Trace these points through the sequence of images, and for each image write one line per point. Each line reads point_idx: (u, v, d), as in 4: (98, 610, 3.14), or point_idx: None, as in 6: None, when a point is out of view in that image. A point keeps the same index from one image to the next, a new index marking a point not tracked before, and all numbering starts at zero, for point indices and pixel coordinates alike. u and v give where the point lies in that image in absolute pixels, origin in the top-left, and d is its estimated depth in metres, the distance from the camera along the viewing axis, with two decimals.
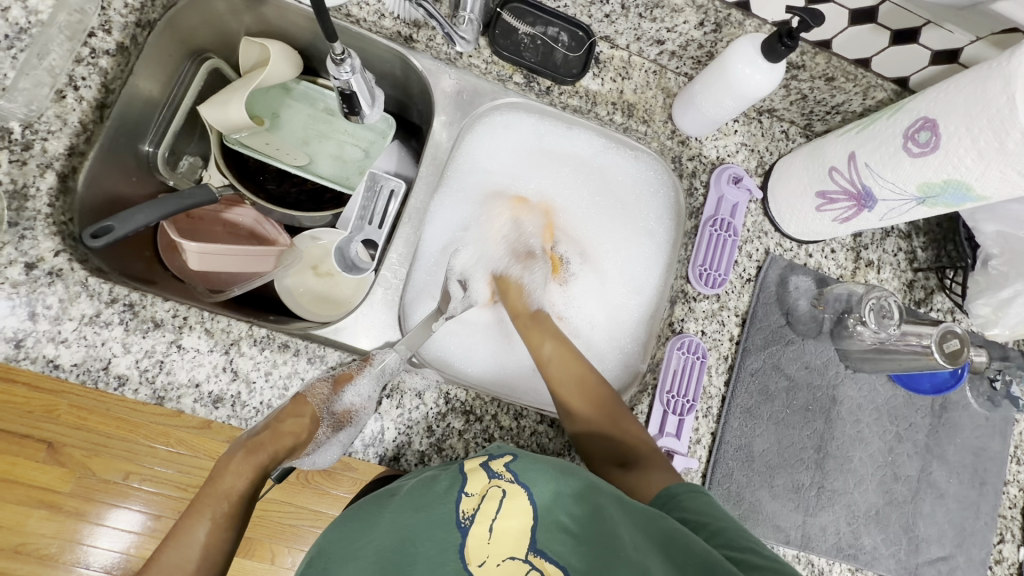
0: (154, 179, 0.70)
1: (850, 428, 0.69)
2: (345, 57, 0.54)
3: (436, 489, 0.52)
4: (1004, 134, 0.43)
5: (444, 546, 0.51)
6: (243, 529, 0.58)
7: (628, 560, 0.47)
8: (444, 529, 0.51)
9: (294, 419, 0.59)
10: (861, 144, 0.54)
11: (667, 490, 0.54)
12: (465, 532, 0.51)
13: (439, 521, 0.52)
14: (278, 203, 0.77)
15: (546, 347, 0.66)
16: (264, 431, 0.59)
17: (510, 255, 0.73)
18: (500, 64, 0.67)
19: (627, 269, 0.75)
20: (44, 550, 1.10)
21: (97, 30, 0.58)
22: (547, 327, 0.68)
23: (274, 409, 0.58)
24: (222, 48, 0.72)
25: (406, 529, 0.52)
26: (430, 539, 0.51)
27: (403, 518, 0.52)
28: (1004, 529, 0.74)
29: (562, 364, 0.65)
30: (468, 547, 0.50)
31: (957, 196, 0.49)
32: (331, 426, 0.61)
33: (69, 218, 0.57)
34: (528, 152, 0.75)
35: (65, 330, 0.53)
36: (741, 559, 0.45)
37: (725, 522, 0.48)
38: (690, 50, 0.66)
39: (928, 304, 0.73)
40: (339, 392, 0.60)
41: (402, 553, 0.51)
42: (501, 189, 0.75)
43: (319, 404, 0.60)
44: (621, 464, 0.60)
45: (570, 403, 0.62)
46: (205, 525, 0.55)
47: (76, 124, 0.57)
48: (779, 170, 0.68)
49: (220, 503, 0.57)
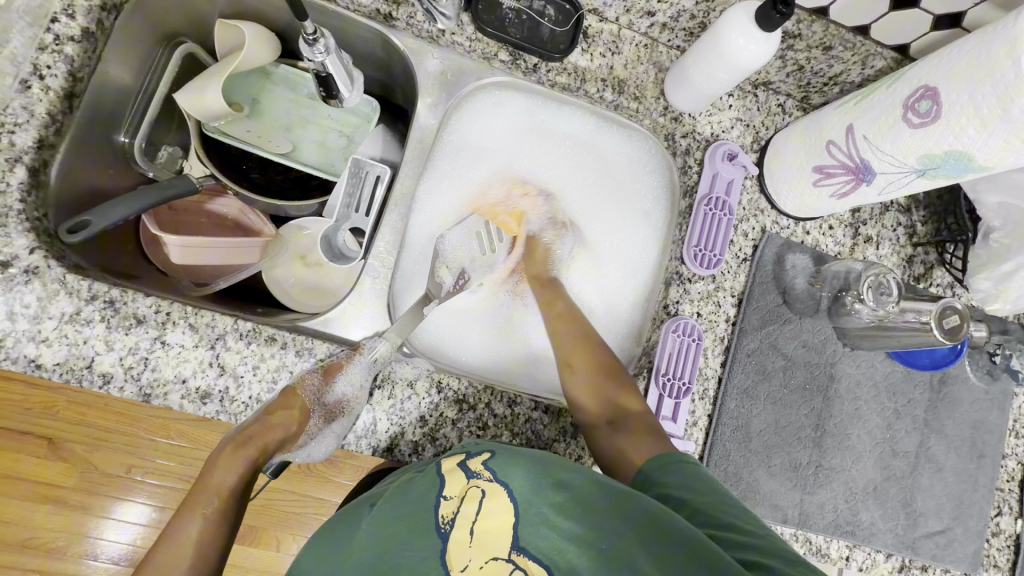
0: (133, 171, 0.68)
1: (848, 405, 0.68)
2: (318, 37, 0.52)
3: (416, 492, 0.50)
4: (1008, 100, 0.41)
5: (426, 553, 0.47)
6: (238, 522, 0.58)
7: (613, 546, 0.45)
8: (423, 535, 0.48)
9: (282, 412, 0.58)
10: (859, 115, 0.53)
11: (641, 473, 0.54)
12: (445, 538, 0.47)
13: (418, 526, 0.49)
14: (263, 191, 0.75)
15: (559, 304, 0.67)
16: (253, 423, 0.57)
17: (546, 220, 0.73)
18: (485, 41, 0.65)
19: (622, 250, 0.73)
20: (52, 543, 1.10)
21: (60, 16, 0.55)
22: (563, 292, 0.69)
23: (263, 403, 0.57)
24: (195, 31, 0.70)
25: (384, 539, 0.49)
26: (411, 547, 0.47)
27: (382, 525, 0.50)
28: (1002, 502, 0.74)
29: (559, 326, 0.66)
30: (448, 554, 0.46)
31: (959, 167, 0.47)
32: (323, 418, 0.60)
33: (43, 213, 0.55)
34: (521, 135, 0.73)
35: (46, 329, 0.52)
36: (722, 538, 0.45)
37: (707, 498, 0.48)
38: (682, 22, 0.63)
39: (927, 280, 0.72)
40: (329, 383, 0.58)
41: (383, 562, 0.47)
42: (493, 179, 0.73)
43: (310, 397, 0.59)
44: (609, 421, 0.59)
45: (567, 360, 0.64)
46: (198, 520, 0.55)
47: (44, 116, 0.54)
48: (775, 146, 0.66)
49: (211, 498, 0.56)
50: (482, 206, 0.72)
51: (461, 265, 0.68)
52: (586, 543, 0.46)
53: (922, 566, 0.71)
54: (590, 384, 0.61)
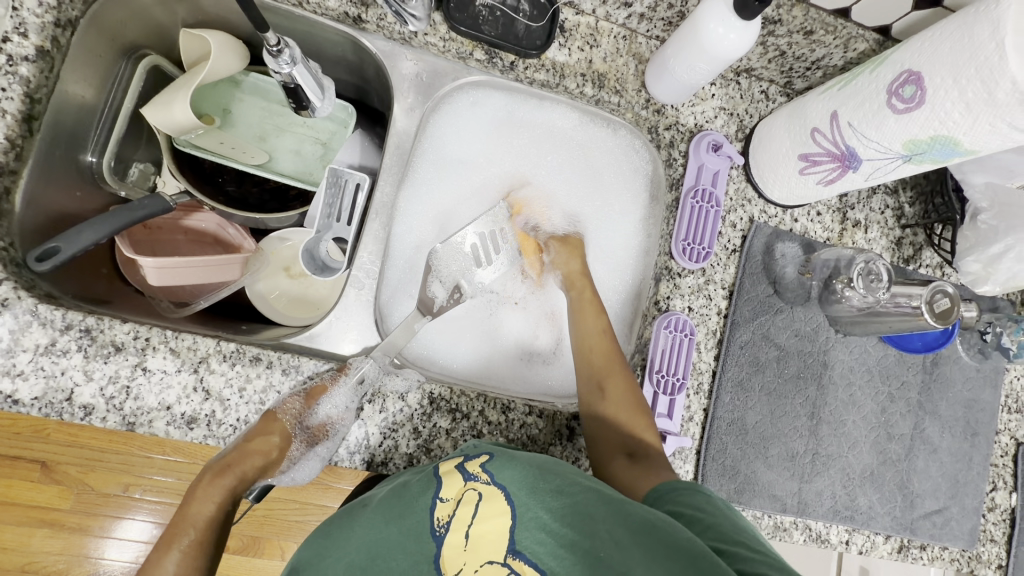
0: (103, 192, 0.66)
1: (843, 392, 0.68)
2: (282, 47, 0.51)
3: (409, 494, 0.48)
4: (993, 84, 0.40)
5: (416, 558, 0.45)
6: (217, 555, 0.55)
7: (611, 561, 0.42)
8: (416, 539, 0.46)
9: (262, 438, 0.56)
10: (843, 102, 0.52)
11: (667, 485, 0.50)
12: (439, 542, 0.46)
13: (411, 530, 0.47)
14: (240, 205, 0.73)
15: (600, 322, 0.64)
16: (233, 451, 0.56)
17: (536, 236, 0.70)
18: (459, 40, 0.63)
19: (602, 249, 0.72)
20: (52, 567, 1.08)
21: (11, 35, 0.53)
22: (585, 313, 0.65)
23: (243, 430, 0.56)
24: (158, 42, 0.67)
25: (377, 543, 0.47)
26: (402, 552, 0.46)
27: (376, 529, 0.48)
28: (996, 477, 0.75)
29: (597, 344, 0.62)
30: (442, 559, 0.45)
31: (945, 152, 0.46)
32: (305, 442, 0.59)
33: (9, 243, 0.53)
34: (497, 146, 0.70)
35: (21, 362, 0.50)
36: (730, 553, 0.42)
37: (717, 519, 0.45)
38: (660, 12, 0.62)
39: (917, 261, 0.71)
40: (312, 406, 0.57)
41: (373, 567, 0.45)
42: (482, 199, 0.70)
43: (291, 421, 0.58)
44: (626, 453, 0.57)
45: (598, 382, 0.60)
46: (174, 555, 0.52)
47: (2, 141, 0.52)
48: (760, 135, 0.65)
49: (187, 531, 0.54)
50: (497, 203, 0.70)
51: (453, 278, 0.66)
52: (579, 554, 0.43)
53: (921, 545, 0.71)
54: (625, 411, 0.58)
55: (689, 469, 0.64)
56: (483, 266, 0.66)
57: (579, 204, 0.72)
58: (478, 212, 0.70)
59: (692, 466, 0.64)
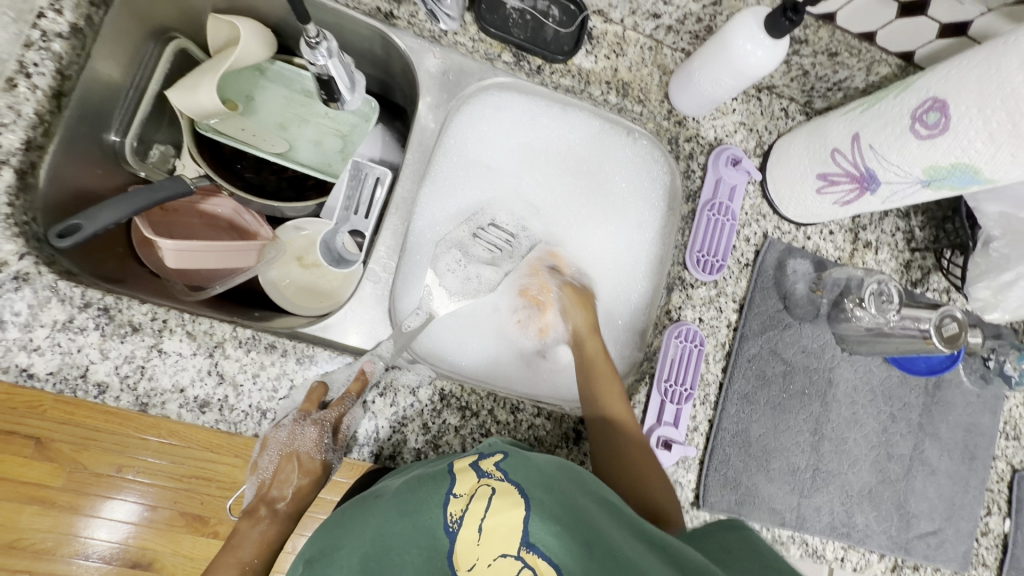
0: (123, 172, 0.66)
1: (846, 410, 0.69)
2: (320, 39, 0.51)
3: (421, 491, 0.47)
4: (1019, 115, 0.41)
5: (429, 553, 0.45)
6: None
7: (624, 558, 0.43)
8: (428, 535, 0.46)
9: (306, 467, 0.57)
10: (866, 123, 0.52)
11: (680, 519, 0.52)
12: (453, 536, 0.45)
13: (423, 527, 0.46)
14: (258, 191, 0.73)
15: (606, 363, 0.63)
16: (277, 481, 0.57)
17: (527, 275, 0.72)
18: (488, 41, 0.64)
19: (598, 252, 0.74)
20: (41, 544, 1.08)
21: (46, 10, 0.53)
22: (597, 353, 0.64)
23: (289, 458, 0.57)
24: (187, 26, 0.68)
25: (391, 535, 0.46)
26: (416, 546, 0.45)
27: (388, 520, 0.47)
28: (991, 502, 0.76)
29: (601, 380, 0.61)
30: (456, 552, 0.45)
31: (964, 179, 0.47)
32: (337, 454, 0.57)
33: (32, 218, 0.53)
34: (525, 168, 0.72)
35: (37, 338, 0.50)
36: None
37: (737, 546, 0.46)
38: (688, 25, 0.63)
39: (925, 284, 0.73)
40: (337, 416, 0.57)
41: (387, 559, 0.45)
42: (495, 204, 0.71)
43: (324, 446, 0.57)
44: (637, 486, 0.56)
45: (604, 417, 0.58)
46: None
47: (31, 116, 0.52)
48: (779, 150, 0.66)
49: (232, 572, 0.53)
50: (508, 202, 0.72)
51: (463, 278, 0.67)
52: (591, 552, 0.42)
53: (914, 564, 0.72)
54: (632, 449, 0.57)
55: (691, 478, 0.64)
56: (493, 264, 0.69)
57: (592, 219, 0.73)
58: (493, 214, 0.71)
59: (694, 476, 0.64)
